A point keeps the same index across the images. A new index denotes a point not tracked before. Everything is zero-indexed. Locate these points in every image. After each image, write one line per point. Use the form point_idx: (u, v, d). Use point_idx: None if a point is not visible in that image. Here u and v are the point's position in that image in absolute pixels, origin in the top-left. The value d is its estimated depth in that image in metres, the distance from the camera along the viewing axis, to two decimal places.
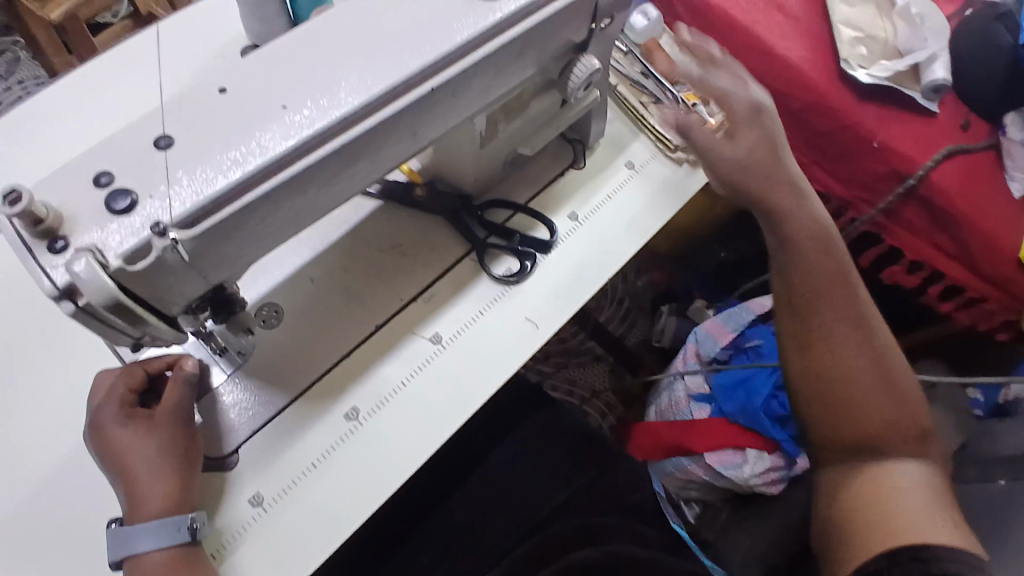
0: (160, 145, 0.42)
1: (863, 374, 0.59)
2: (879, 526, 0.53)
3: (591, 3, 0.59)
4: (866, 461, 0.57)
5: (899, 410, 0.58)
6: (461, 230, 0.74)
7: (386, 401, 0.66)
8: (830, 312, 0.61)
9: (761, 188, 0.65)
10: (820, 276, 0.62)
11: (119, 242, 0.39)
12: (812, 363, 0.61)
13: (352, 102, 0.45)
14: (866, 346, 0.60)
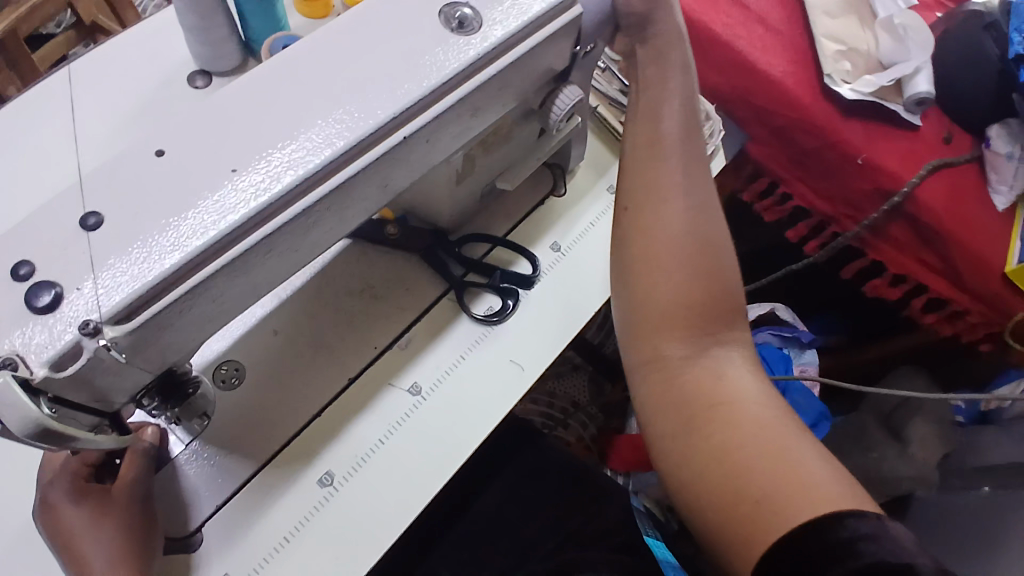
0: (88, 225, 0.37)
1: (674, 284, 0.48)
2: (720, 450, 0.42)
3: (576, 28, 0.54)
4: (700, 347, 0.47)
5: (720, 294, 0.48)
6: (438, 268, 0.69)
7: (364, 462, 0.61)
8: (664, 192, 0.51)
9: (650, 90, 0.56)
10: (664, 151, 0.53)
11: (43, 348, 0.34)
12: (633, 281, 0.50)
13: (311, 163, 0.40)
14: (682, 219, 0.50)
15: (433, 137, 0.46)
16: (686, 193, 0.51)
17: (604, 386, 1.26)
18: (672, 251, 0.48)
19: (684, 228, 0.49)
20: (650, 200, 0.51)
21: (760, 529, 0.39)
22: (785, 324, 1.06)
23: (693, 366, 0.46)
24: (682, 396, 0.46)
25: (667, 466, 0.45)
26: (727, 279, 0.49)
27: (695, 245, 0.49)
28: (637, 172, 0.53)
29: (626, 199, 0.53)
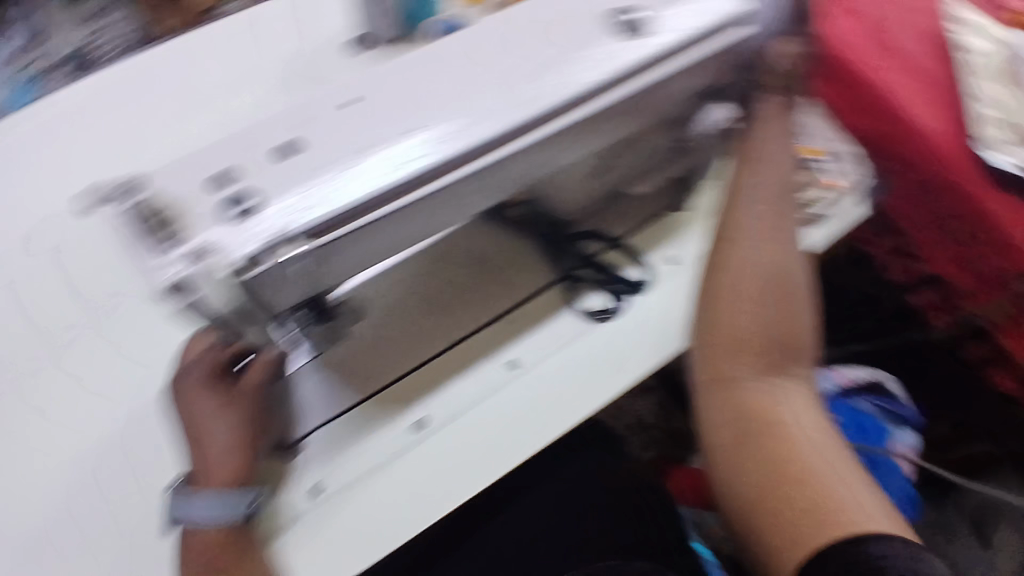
0: (287, 153, 0.43)
1: (748, 318, 0.59)
2: (769, 464, 0.54)
3: (730, 50, 0.55)
4: (765, 375, 0.59)
5: (784, 331, 0.60)
6: (553, 258, 0.72)
7: (455, 419, 0.66)
8: (756, 240, 0.61)
9: (755, 147, 0.64)
10: (760, 211, 0.62)
11: (228, 247, 0.38)
12: (715, 311, 0.61)
13: (476, 136, 0.45)
14: (766, 265, 0.60)
15: (583, 128, 0.49)
16: (775, 243, 0.61)
17: (673, 412, 1.22)
18: (752, 290, 0.60)
19: (767, 273, 0.60)
20: (744, 243, 0.61)
21: (802, 541, 0.50)
22: (890, 397, 0.99)
23: (754, 388, 0.59)
24: (737, 404, 0.58)
25: (711, 451, 0.60)
26: (794, 320, 0.60)
27: (773, 288, 0.60)
28: (736, 216, 0.63)
29: (724, 236, 0.63)
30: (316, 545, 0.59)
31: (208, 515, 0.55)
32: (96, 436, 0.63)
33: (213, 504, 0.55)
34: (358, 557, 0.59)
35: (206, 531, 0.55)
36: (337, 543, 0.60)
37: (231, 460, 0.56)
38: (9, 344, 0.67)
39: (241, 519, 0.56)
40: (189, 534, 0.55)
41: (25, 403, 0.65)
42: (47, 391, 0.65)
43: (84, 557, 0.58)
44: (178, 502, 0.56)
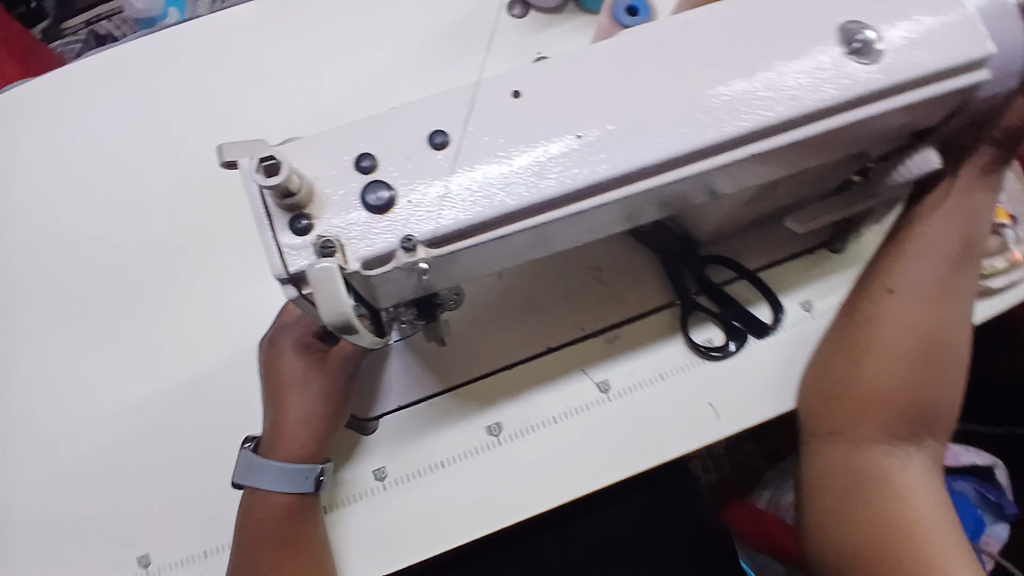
0: (434, 144, 0.35)
1: (893, 382, 0.55)
2: (876, 530, 0.53)
3: (971, 93, 0.45)
4: (888, 438, 0.56)
5: (928, 400, 0.56)
6: (674, 280, 0.65)
7: (532, 430, 0.62)
8: (919, 297, 0.56)
9: (942, 198, 0.56)
10: (928, 267, 0.56)
11: (358, 241, 0.33)
12: (854, 365, 0.56)
13: (650, 154, 0.37)
14: (923, 328, 0.55)
15: (755, 167, 0.42)
16: (937, 306, 0.56)
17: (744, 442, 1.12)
18: (903, 352, 0.55)
19: (921, 336, 0.55)
20: (905, 300, 0.56)
21: None
22: (992, 484, 0.87)
23: (872, 450, 0.56)
24: (861, 468, 0.55)
25: (810, 503, 0.58)
26: (941, 389, 0.56)
27: (925, 354, 0.55)
28: (897, 266, 0.57)
29: (876, 287, 0.58)
30: (376, 528, 0.59)
31: (278, 483, 0.53)
32: (184, 365, 0.63)
33: (281, 475, 0.52)
34: (415, 546, 0.59)
35: (276, 498, 0.53)
36: (396, 528, 0.59)
37: (310, 428, 0.53)
38: (115, 252, 0.67)
39: (309, 490, 0.54)
40: (254, 499, 0.53)
41: (123, 315, 0.65)
42: (144, 308, 0.65)
43: (163, 482, 0.60)
44: (245, 468, 0.53)
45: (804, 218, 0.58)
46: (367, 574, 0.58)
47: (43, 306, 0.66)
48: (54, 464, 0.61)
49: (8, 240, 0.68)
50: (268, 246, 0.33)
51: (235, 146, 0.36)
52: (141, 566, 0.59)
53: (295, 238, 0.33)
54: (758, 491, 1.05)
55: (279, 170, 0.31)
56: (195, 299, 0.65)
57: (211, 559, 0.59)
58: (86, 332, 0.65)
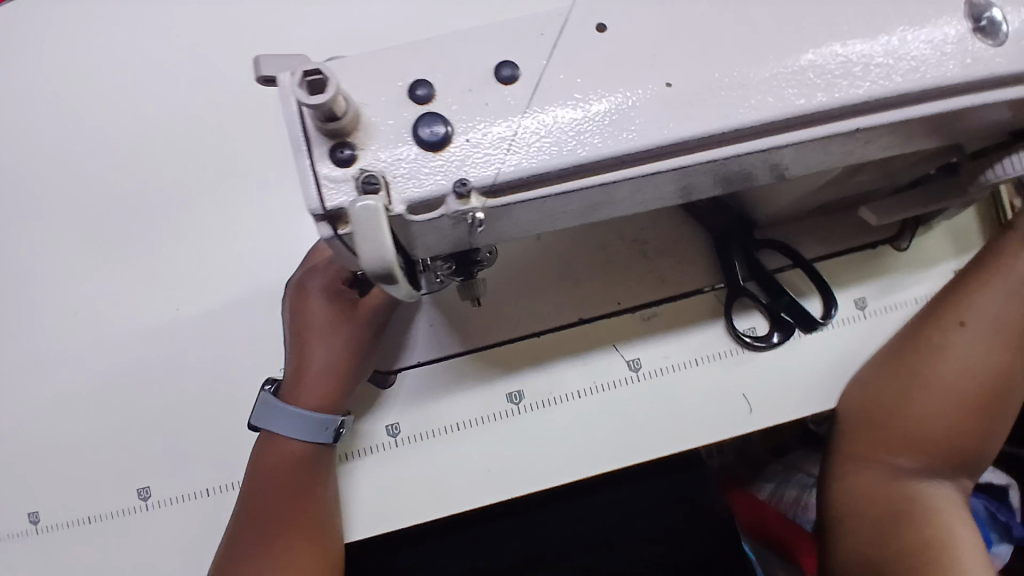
0: (502, 76, 0.30)
1: (940, 420, 0.52)
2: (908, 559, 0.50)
3: None
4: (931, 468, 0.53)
5: (977, 444, 0.53)
6: (725, 261, 0.60)
7: (554, 402, 0.59)
8: (986, 337, 0.52)
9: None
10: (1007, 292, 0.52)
11: (406, 181, 0.29)
12: (903, 395, 0.53)
13: (745, 115, 0.32)
14: (984, 369, 0.52)
15: (851, 144, 0.37)
16: (1012, 342, 0.52)
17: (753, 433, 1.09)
18: (959, 391, 0.52)
19: (981, 378, 0.52)
20: (969, 336, 0.52)
21: None
22: (1003, 503, 0.79)
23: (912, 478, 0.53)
24: (895, 496, 0.53)
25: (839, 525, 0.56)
26: (990, 434, 0.53)
27: (981, 397, 0.52)
28: (969, 298, 0.53)
29: (946, 312, 0.54)
30: (385, 484, 0.57)
31: (297, 432, 0.51)
32: (199, 298, 0.61)
33: (301, 422, 0.51)
34: (422, 506, 0.57)
35: (292, 445, 0.52)
36: (405, 486, 0.57)
37: (335, 376, 0.52)
38: (132, 171, 0.63)
39: (327, 441, 0.52)
40: (270, 444, 0.52)
41: (138, 239, 0.62)
42: (160, 234, 0.62)
43: (171, 415, 0.59)
44: (264, 410, 0.52)
45: (887, 211, 0.55)
46: (372, 529, 0.57)
47: (55, 222, 0.63)
48: (61, 386, 0.60)
49: (20, 148, 0.65)
50: (304, 176, 0.29)
51: (273, 58, 0.32)
52: (141, 499, 0.58)
53: (336, 170, 0.29)
54: (762, 482, 1.03)
55: (324, 88, 0.26)
56: (212, 230, 0.62)
57: (214, 497, 0.58)
58: (98, 254, 0.62)
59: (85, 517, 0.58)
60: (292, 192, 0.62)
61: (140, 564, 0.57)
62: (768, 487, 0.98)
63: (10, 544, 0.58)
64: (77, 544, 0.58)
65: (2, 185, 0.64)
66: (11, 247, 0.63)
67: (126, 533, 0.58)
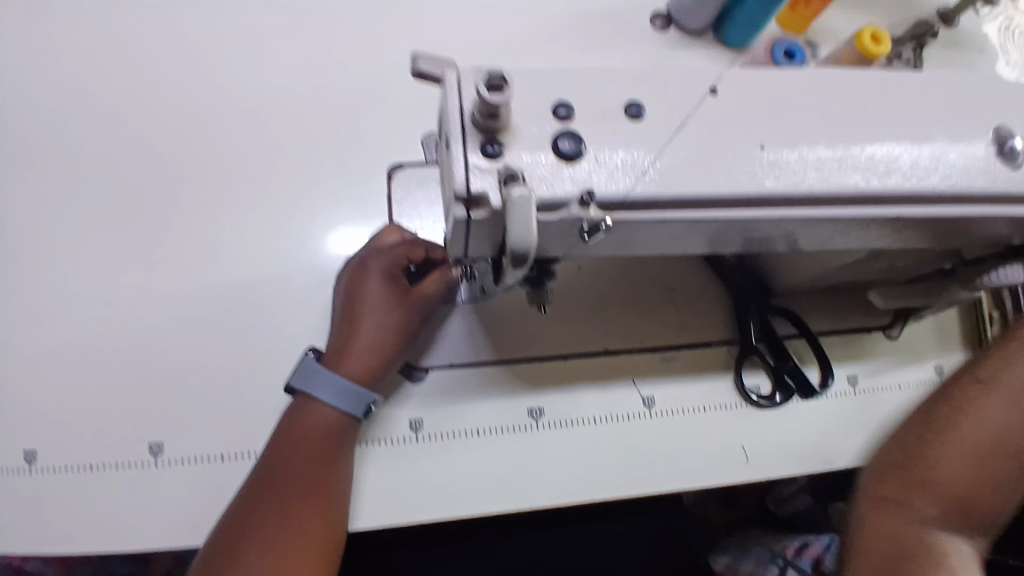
0: (629, 113, 0.36)
1: (959, 469, 0.57)
2: None
3: None
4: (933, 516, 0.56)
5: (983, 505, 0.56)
6: (740, 320, 0.66)
7: (570, 424, 0.62)
8: (994, 407, 0.57)
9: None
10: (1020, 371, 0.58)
11: (541, 183, 0.34)
12: (928, 443, 0.59)
13: (817, 184, 0.38)
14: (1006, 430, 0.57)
15: (886, 229, 0.44)
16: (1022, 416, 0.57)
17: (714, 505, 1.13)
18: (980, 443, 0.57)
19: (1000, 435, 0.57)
20: (993, 396, 0.58)
21: None
22: None
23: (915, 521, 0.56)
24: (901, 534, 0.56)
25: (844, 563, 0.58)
26: (1001, 503, 0.56)
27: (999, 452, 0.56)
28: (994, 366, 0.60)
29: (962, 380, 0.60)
30: (398, 477, 0.59)
31: (335, 399, 0.54)
32: (250, 268, 0.63)
33: (339, 392, 0.54)
34: (429, 502, 0.59)
35: (325, 411, 0.54)
36: (416, 480, 0.59)
37: (379, 353, 0.55)
38: (207, 138, 0.66)
39: (358, 415, 0.55)
40: (302, 409, 0.54)
41: (200, 203, 0.64)
42: (224, 201, 0.64)
43: (199, 376, 0.60)
44: (303, 372, 0.55)
45: (891, 296, 0.63)
46: (377, 519, 0.58)
47: (118, 171, 0.65)
48: (92, 328, 0.60)
49: (98, 95, 0.67)
50: (456, 161, 0.33)
51: (428, 59, 0.36)
52: (152, 453, 0.58)
53: (484, 161, 0.33)
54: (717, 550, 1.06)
55: (501, 93, 0.31)
56: (276, 207, 0.65)
57: (229, 463, 0.58)
58: (157, 208, 0.64)
59: (90, 462, 0.57)
60: (357, 186, 0.66)
61: (137, 518, 0.57)
62: (725, 558, 0.99)
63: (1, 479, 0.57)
64: (74, 489, 0.57)
65: (72, 125, 0.65)
66: (68, 185, 0.64)
67: (129, 485, 0.57)
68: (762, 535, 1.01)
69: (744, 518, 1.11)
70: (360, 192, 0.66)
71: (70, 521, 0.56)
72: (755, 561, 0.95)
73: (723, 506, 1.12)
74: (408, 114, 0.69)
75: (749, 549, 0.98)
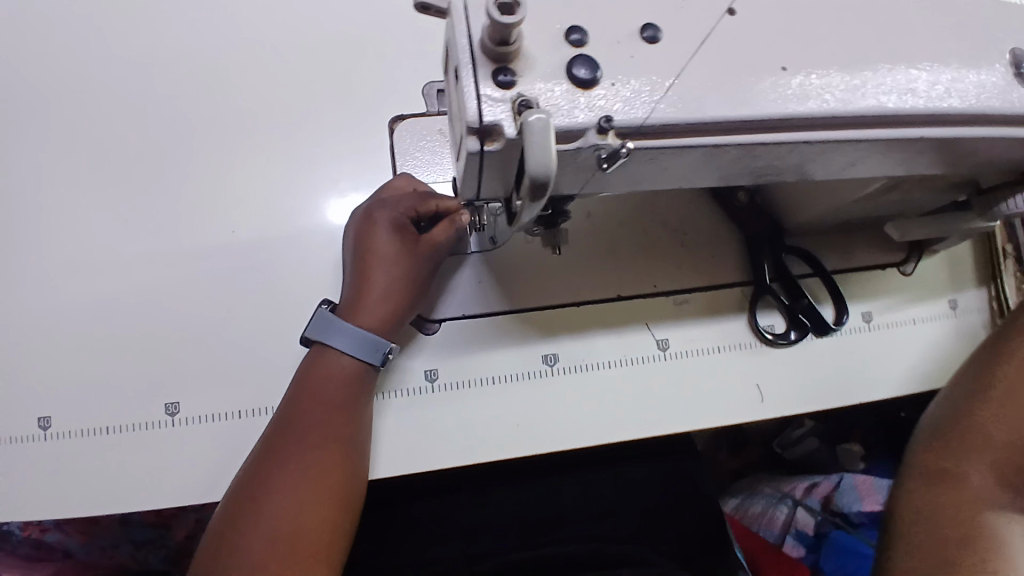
0: (645, 36, 0.34)
1: (1013, 434, 0.57)
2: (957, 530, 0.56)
3: None
4: (982, 455, 0.58)
5: None
6: (753, 260, 0.65)
7: (585, 369, 0.62)
8: None
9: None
10: None
11: (556, 111, 0.32)
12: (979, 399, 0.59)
13: (836, 107, 0.37)
14: None
15: (907, 157, 0.42)
16: None
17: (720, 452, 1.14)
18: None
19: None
20: None
21: None
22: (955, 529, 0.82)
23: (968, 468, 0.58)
24: (946, 475, 0.59)
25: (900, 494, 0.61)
26: None
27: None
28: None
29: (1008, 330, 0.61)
30: (416, 426, 0.59)
31: (353, 348, 0.54)
32: (253, 227, 0.62)
33: (358, 340, 0.54)
34: (446, 451, 0.59)
35: (343, 360, 0.54)
36: (433, 430, 0.59)
37: (391, 304, 0.54)
38: (199, 96, 0.64)
39: (375, 364, 0.55)
40: (321, 357, 0.54)
41: (198, 163, 0.63)
42: (222, 161, 0.63)
43: (210, 337, 0.60)
44: (321, 324, 0.55)
45: (907, 227, 0.62)
46: (396, 466, 0.58)
47: (109, 135, 0.63)
48: (100, 294, 0.60)
49: (83, 56, 0.64)
50: (467, 93, 0.32)
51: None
52: (169, 413, 0.58)
53: (496, 91, 0.32)
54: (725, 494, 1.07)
55: (512, 12, 0.30)
56: (276, 164, 0.63)
57: (246, 420, 0.58)
58: (153, 171, 0.62)
59: (108, 426, 0.58)
60: (358, 140, 0.64)
61: (157, 478, 0.57)
62: (734, 500, 1.02)
63: (20, 445, 0.57)
64: (94, 453, 0.57)
65: (57, 89, 0.63)
66: (58, 152, 0.62)
67: (148, 446, 0.58)
68: (769, 477, 1.03)
69: (750, 462, 1.12)
70: (361, 144, 0.64)
71: (90, 482, 0.57)
72: (764, 501, 0.97)
73: (729, 451, 1.14)
74: (406, 63, 0.67)
75: (756, 492, 1.00)
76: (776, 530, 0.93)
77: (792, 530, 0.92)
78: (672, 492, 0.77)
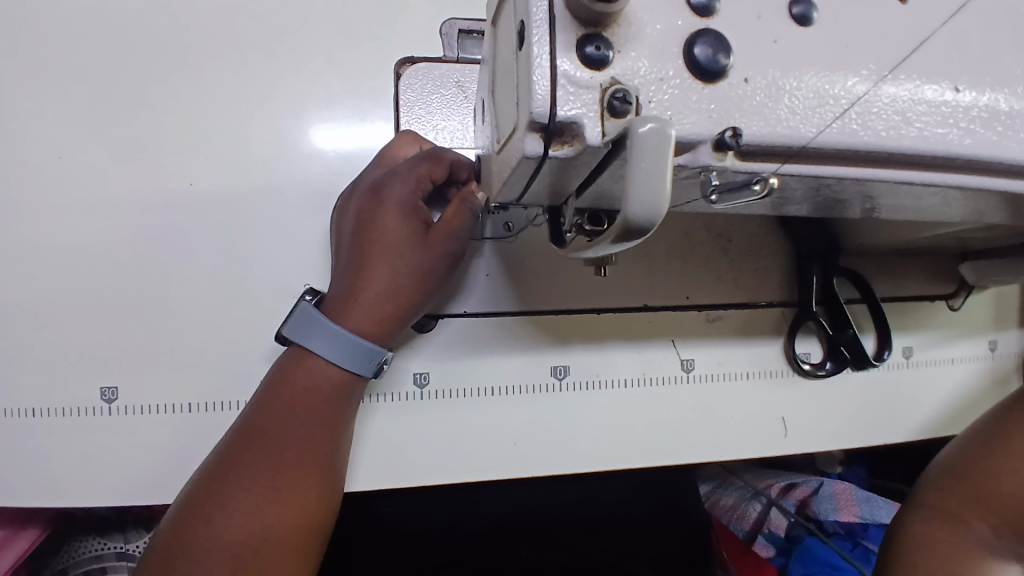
0: (791, 13, 0.24)
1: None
2: None
3: None
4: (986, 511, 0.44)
5: None
6: (802, 280, 0.57)
7: (598, 385, 0.54)
8: None
9: None
10: None
11: (664, 114, 0.22)
12: (986, 445, 0.46)
13: (1016, 148, 0.26)
14: None
15: None
16: None
17: None
18: None
19: None
20: None
21: None
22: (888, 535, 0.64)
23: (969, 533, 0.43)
24: (941, 535, 0.44)
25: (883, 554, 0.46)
26: None
27: None
28: None
29: None
30: (399, 436, 0.51)
31: (332, 351, 0.44)
32: (216, 178, 0.50)
33: (342, 345, 0.44)
34: (430, 466, 0.51)
35: (322, 363, 0.44)
36: (417, 441, 0.51)
37: (394, 304, 0.44)
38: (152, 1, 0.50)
39: (366, 374, 0.46)
40: (301, 359, 0.45)
41: (148, 89, 0.50)
42: (179, 88, 0.50)
43: (161, 308, 0.49)
44: (300, 320, 0.45)
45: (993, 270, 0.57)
46: (374, 480, 0.51)
47: (33, 44, 0.49)
48: (20, 247, 0.48)
49: None
50: (538, 67, 0.21)
51: None
52: (106, 399, 0.49)
53: (582, 71, 0.22)
54: None
55: None
56: (247, 99, 0.50)
57: (203, 414, 0.50)
58: (89, 92, 0.49)
59: (34, 407, 0.48)
60: (353, 81, 0.52)
61: (97, 471, 0.49)
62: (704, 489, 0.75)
63: None
64: (17, 436, 0.48)
65: None
66: None
67: (83, 435, 0.49)
68: None
69: None
70: (356, 86, 0.52)
71: (14, 470, 0.48)
72: (738, 496, 0.72)
73: None
74: None
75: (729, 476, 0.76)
76: (743, 526, 0.68)
77: (764, 530, 0.66)
78: (664, 508, 0.73)
